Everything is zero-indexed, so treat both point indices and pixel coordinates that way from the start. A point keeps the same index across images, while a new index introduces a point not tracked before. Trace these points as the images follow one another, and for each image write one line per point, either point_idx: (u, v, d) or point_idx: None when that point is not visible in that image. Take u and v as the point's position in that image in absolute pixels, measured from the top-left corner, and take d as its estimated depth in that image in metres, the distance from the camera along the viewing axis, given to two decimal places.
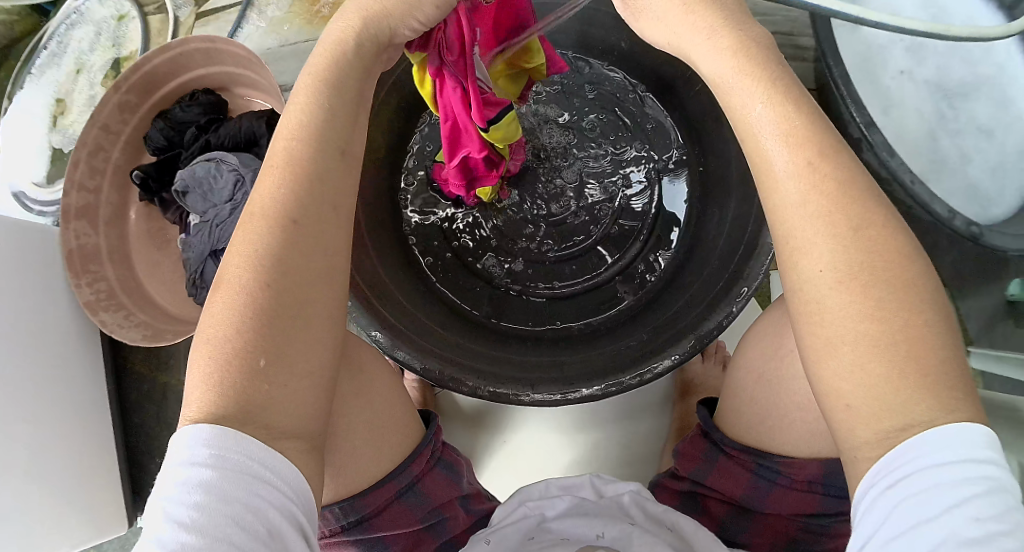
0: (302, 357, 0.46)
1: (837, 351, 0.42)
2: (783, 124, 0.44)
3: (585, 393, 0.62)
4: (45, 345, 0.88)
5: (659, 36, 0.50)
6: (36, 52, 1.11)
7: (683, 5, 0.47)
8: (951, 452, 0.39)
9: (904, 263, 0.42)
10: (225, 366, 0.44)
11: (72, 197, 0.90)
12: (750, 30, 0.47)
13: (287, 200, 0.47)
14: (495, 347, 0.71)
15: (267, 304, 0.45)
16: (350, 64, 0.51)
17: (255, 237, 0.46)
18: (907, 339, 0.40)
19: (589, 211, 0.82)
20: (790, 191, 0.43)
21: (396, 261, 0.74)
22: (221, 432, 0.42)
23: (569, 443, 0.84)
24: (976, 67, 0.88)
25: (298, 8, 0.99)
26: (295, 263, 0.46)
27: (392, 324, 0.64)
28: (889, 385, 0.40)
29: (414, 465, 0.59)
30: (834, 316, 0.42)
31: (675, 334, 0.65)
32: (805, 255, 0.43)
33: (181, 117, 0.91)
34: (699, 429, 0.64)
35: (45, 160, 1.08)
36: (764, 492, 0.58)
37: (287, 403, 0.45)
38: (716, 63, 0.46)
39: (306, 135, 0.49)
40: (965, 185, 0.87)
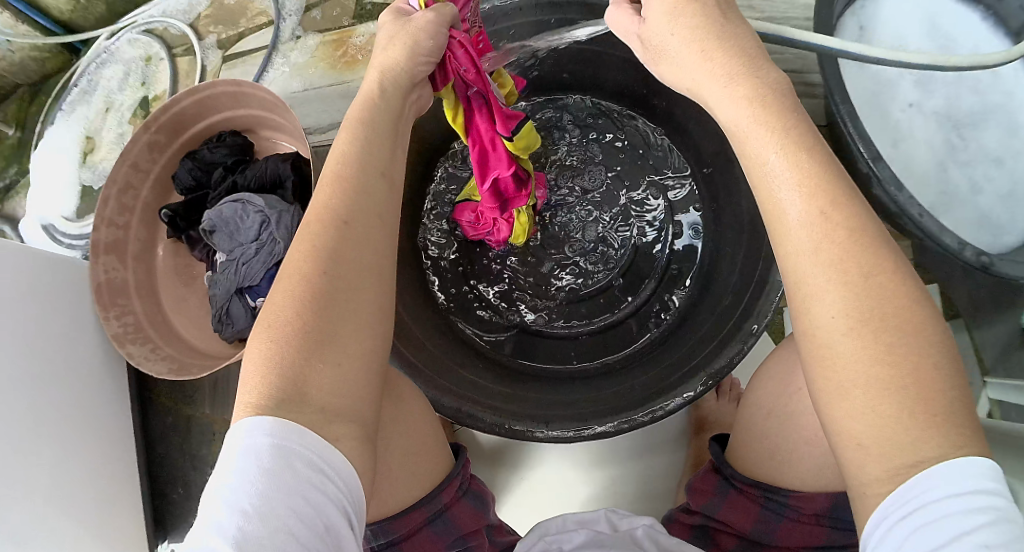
0: (352, 340, 0.48)
1: (849, 394, 0.42)
2: (797, 172, 0.44)
3: (597, 431, 0.63)
4: (73, 375, 0.91)
5: (679, 78, 0.51)
6: (68, 90, 1.16)
7: (701, 54, 0.49)
8: (952, 484, 0.39)
9: (914, 308, 0.42)
10: (287, 357, 0.46)
11: (101, 232, 0.93)
12: (768, 76, 0.48)
13: (338, 207, 0.50)
14: (512, 386, 0.72)
15: (322, 294, 0.47)
16: (386, 99, 0.57)
17: (311, 237, 0.49)
18: (917, 383, 0.41)
19: (605, 251, 0.84)
20: (801, 239, 0.44)
21: (413, 297, 0.76)
22: (282, 424, 0.44)
23: (585, 479, 0.86)
24: (984, 95, 0.90)
25: (321, 53, 1.04)
26: (353, 262, 0.49)
27: (413, 363, 0.66)
28: (900, 425, 0.40)
29: (443, 494, 0.60)
30: (846, 360, 0.42)
31: (687, 371, 0.66)
32: (817, 301, 0.43)
33: (209, 158, 0.95)
34: (711, 465, 0.65)
35: (75, 195, 1.12)
36: (774, 526, 0.57)
37: (339, 386, 0.46)
38: (734, 113, 0.47)
39: (352, 155, 0.52)
40: (977, 215, 0.89)
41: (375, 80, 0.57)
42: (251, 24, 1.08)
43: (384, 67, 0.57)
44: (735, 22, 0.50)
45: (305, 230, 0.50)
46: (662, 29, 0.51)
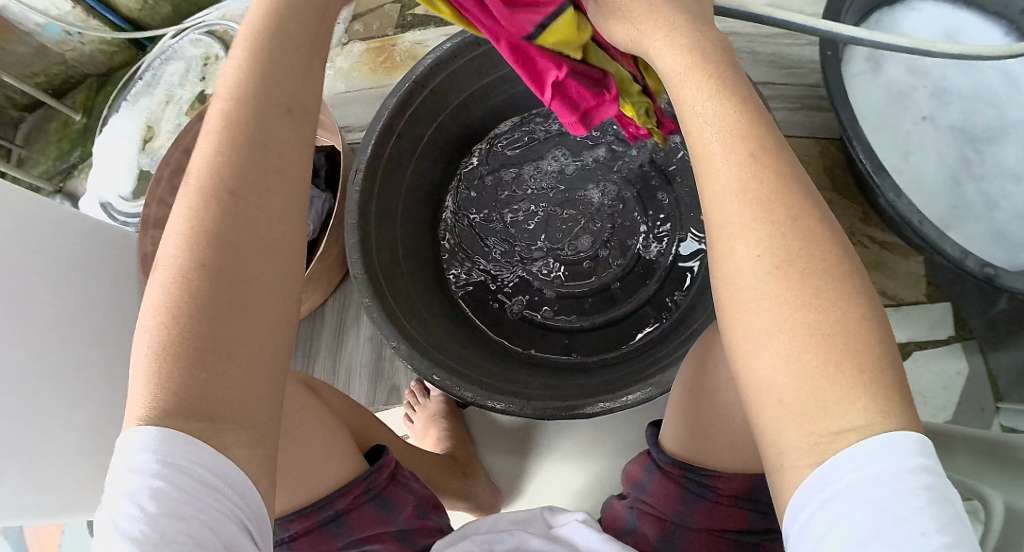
0: (251, 331, 0.44)
1: (772, 340, 0.39)
2: (726, 118, 0.42)
3: (576, 412, 0.68)
4: (114, 336, 1.00)
5: (624, 34, 0.49)
6: (133, 82, 1.27)
7: (647, 2, 0.46)
8: (886, 463, 0.36)
9: (841, 256, 0.39)
10: (171, 343, 0.42)
11: (152, 209, 1.03)
12: (710, 32, 0.45)
13: (228, 173, 0.45)
14: (506, 370, 0.78)
15: (209, 270, 0.43)
16: (289, 29, 0.49)
17: (195, 213, 0.44)
18: (845, 331, 0.37)
19: (610, 254, 0.88)
20: (728, 180, 0.41)
21: (427, 284, 0.84)
22: (166, 436, 0.42)
23: (579, 470, 0.91)
24: (1002, 110, 0.94)
25: (364, 59, 1.13)
26: (239, 233, 0.44)
27: (413, 337, 0.72)
28: (825, 378, 0.37)
29: (340, 499, 0.61)
30: (765, 309, 0.39)
31: (667, 363, 0.71)
32: (741, 240, 0.40)
33: None
34: (645, 449, 0.66)
35: (132, 177, 1.22)
36: (694, 508, 0.59)
37: (236, 386, 0.43)
38: (668, 57, 0.45)
39: (246, 99, 0.46)
40: (991, 231, 0.89)
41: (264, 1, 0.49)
42: None
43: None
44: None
45: (189, 203, 0.45)
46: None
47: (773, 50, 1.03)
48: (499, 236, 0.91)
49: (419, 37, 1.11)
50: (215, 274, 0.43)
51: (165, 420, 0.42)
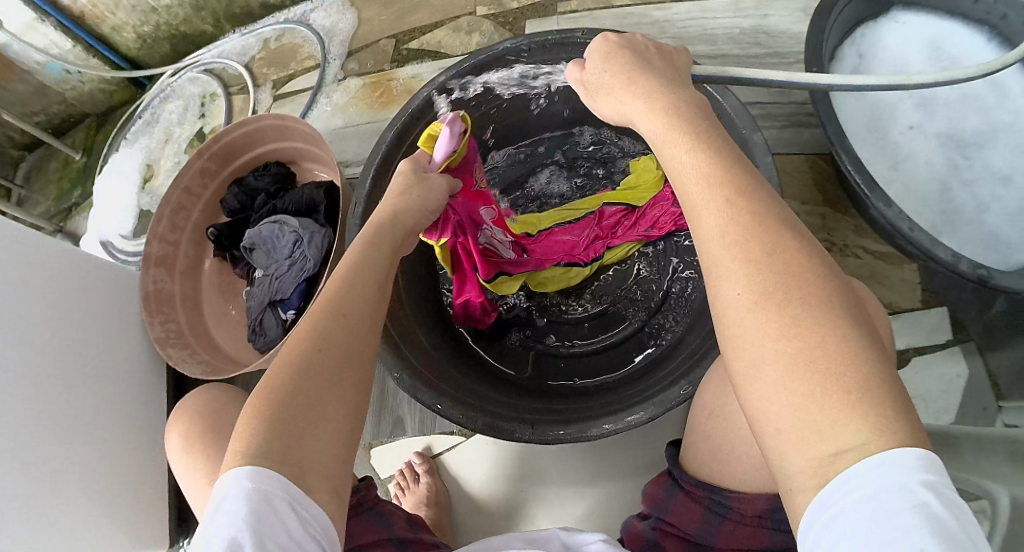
0: (332, 404, 0.49)
1: (760, 372, 0.40)
2: (701, 170, 0.46)
3: (579, 435, 0.68)
4: (116, 373, 1.01)
5: (610, 109, 0.56)
6: (134, 120, 1.29)
7: (626, 81, 0.54)
8: (882, 480, 0.36)
9: (818, 279, 0.41)
10: (268, 412, 0.48)
11: (154, 246, 1.04)
12: (684, 92, 0.52)
13: (338, 297, 0.55)
14: (507, 397, 0.78)
15: (315, 362, 0.50)
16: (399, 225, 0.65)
17: (312, 319, 0.53)
18: (826, 356, 0.39)
19: (608, 283, 0.92)
20: (710, 225, 0.44)
21: (427, 315, 0.85)
22: (259, 477, 0.45)
23: (581, 496, 0.88)
24: (989, 115, 0.96)
25: (361, 94, 1.15)
26: (341, 339, 0.52)
27: (415, 368, 0.73)
28: (814, 403, 0.38)
29: None
30: (752, 341, 0.41)
31: (666, 384, 0.71)
32: (724, 281, 0.43)
33: (254, 184, 1.05)
34: (667, 470, 0.67)
35: (132, 216, 1.24)
36: (716, 528, 0.58)
37: (314, 446, 0.48)
38: (650, 126, 0.51)
39: (357, 262, 0.59)
40: (984, 233, 0.92)
41: (388, 209, 0.66)
42: (301, 66, 1.21)
43: (396, 205, 0.66)
44: (659, 59, 0.57)
45: (308, 315, 0.54)
46: (598, 71, 0.57)
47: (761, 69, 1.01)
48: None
49: (416, 71, 1.13)
50: (309, 354, 0.51)
51: (254, 458, 0.46)
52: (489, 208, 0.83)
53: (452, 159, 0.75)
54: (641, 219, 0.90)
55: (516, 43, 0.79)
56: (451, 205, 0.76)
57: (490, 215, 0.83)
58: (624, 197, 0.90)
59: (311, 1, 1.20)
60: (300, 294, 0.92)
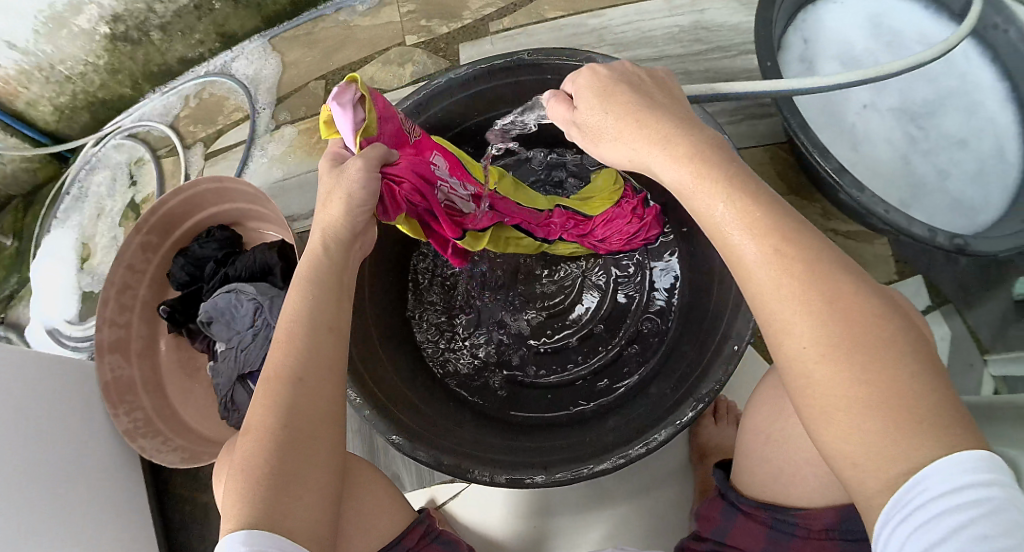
0: (311, 470, 0.53)
1: (833, 415, 0.46)
2: (744, 218, 0.50)
3: (594, 470, 0.66)
4: (88, 474, 0.94)
5: (618, 155, 0.58)
6: (61, 197, 1.21)
7: (637, 125, 0.56)
8: (948, 480, 0.42)
9: (883, 322, 0.46)
10: (252, 487, 0.51)
11: (104, 332, 0.98)
12: (701, 134, 0.55)
13: (290, 362, 0.55)
14: (505, 438, 0.75)
15: (282, 437, 0.53)
16: (331, 255, 0.60)
17: (270, 392, 0.54)
18: (892, 394, 0.44)
19: (587, 300, 0.89)
20: (761, 278, 0.49)
21: (409, 363, 0.81)
22: (252, 539, 0.49)
23: (598, 520, 0.87)
24: (936, 84, 0.99)
25: (299, 142, 1.11)
26: (304, 407, 0.54)
27: (408, 428, 0.69)
28: (888, 437, 0.44)
29: (406, 539, 0.64)
30: (827, 385, 0.46)
31: (679, 401, 0.69)
32: (787, 334, 0.48)
33: (199, 253, 1.00)
34: (716, 492, 0.68)
35: (76, 301, 1.17)
36: (784, 546, 0.60)
37: (300, 513, 0.52)
38: (676, 174, 0.54)
39: (301, 312, 0.57)
40: (946, 199, 0.95)
41: (318, 235, 0.60)
42: (229, 120, 1.15)
43: (325, 226, 0.60)
44: (662, 95, 0.59)
45: (263, 385, 0.55)
46: (595, 112, 0.59)
47: (706, 66, 1.03)
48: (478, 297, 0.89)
49: None
50: (283, 430, 0.53)
51: (245, 532, 0.50)
52: (436, 155, 0.71)
53: (366, 128, 0.63)
54: (592, 236, 0.85)
55: (460, 72, 0.76)
56: (390, 174, 0.64)
57: (442, 160, 0.71)
58: (577, 206, 0.84)
59: (230, 50, 1.14)
60: None
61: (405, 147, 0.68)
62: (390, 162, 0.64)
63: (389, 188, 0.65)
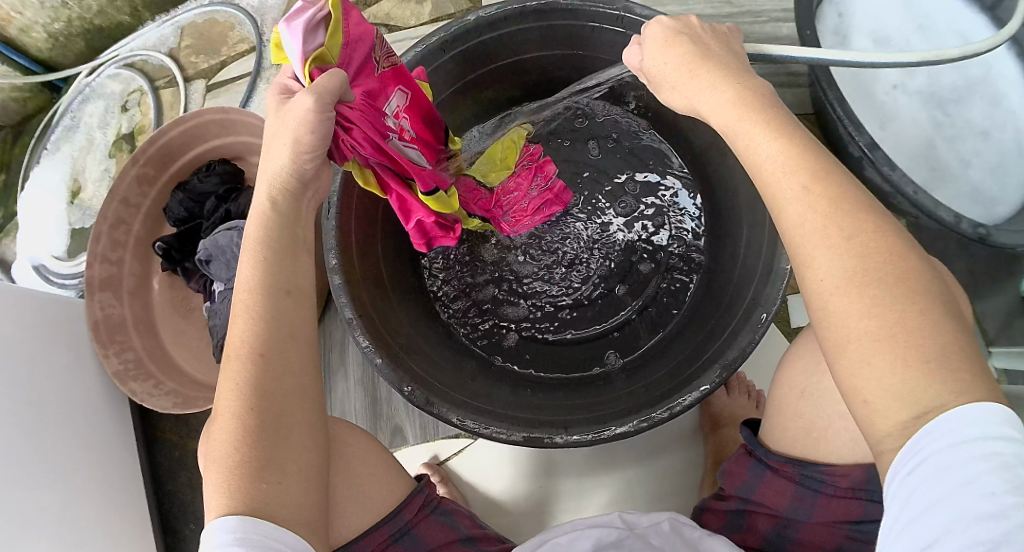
0: (290, 456, 0.49)
1: (845, 350, 0.42)
2: (784, 156, 0.45)
3: (616, 432, 0.62)
4: (74, 414, 0.90)
5: (674, 98, 0.53)
6: (52, 127, 1.14)
7: (688, 68, 0.51)
8: (961, 435, 0.38)
9: (895, 255, 0.42)
10: (233, 474, 0.48)
11: (95, 269, 0.93)
12: (749, 79, 0.49)
13: (252, 340, 0.50)
14: (513, 395, 0.71)
15: (254, 423, 0.49)
16: (280, 211, 0.54)
17: (233, 374, 0.50)
18: (905, 330, 0.40)
19: (606, 255, 0.85)
20: (794, 216, 0.44)
21: (419, 313, 0.76)
22: (239, 519, 0.46)
23: (602, 482, 0.83)
24: (965, 71, 0.93)
25: None
26: (273, 387, 0.50)
27: (420, 377, 0.65)
28: (898, 374, 0.40)
29: (404, 512, 0.60)
30: (841, 317, 0.42)
31: (700, 367, 0.65)
32: (810, 267, 0.43)
33: (200, 188, 0.94)
34: (744, 447, 0.64)
35: (65, 236, 1.11)
36: (811, 503, 0.58)
37: (286, 497, 0.48)
38: (722, 116, 0.49)
39: (256, 282, 0.52)
40: (968, 188, 0.91)
41: (265, 193, 0.55)
42: (233, 51, 1.09)
43: (272, 178, 0.55)
44: (719, 45, 0.52)
45: (227, 369, 0.51)
46: (657, 60, 0.53)
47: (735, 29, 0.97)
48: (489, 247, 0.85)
49: None
50: (258, 413, 0.49)
51: (227, 518, 0.47)
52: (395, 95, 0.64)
53: (320, 56, 0.56)
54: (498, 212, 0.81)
55: (489, 10, 0.69)
56: (343, 116, 0.56)
57: (398, 101, 0.64)
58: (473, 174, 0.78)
59: None
60: None
61: (368, 79, 0.61)
62: (343, 99, 0.56)
63: (337, 132, 0.57)
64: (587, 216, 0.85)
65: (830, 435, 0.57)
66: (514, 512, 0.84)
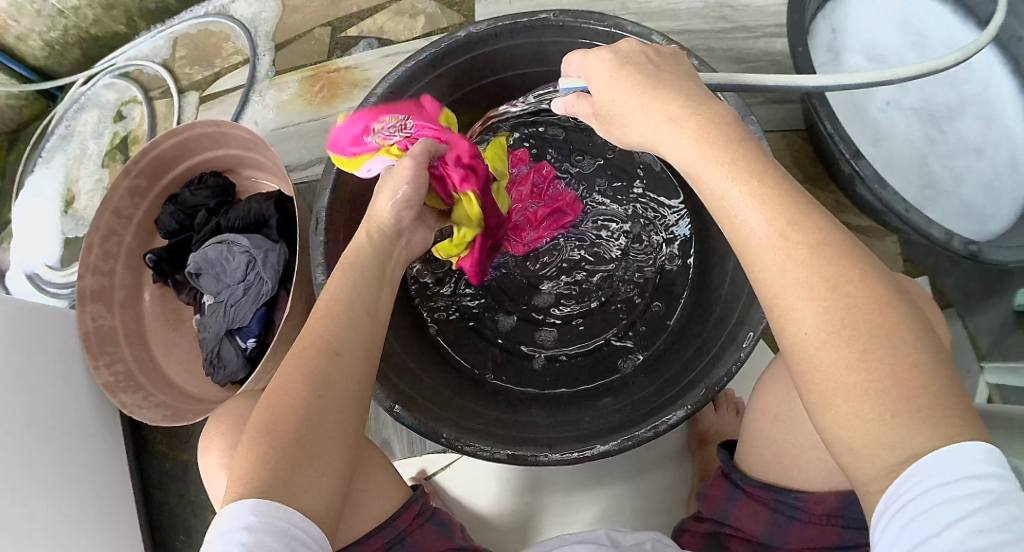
0: (330, 455, 0.47)
1: (832, 403, 0.41)
2: (754, 199, 0.44)
3: (600, 450, 0.63)
4: (65, 428, 0.89)
5: (628, 133, 0.54)
6: (47, 136, 1.14)
7: (643, 98, 0.51)
8: (949, 471, 0.38)
9: (885, 306, 0.41)
10: (274, 456, 0.45)
11: (87, 280, 0.92)
12: (712, 110, 0.49)
13: (334, 330, 0.50)
14: (504, 412, 0.72)
15: (305, 410, 0.47)
16: (374, 244, 0.57)
17: (306, 357, 0.49)
18: (897, 384, 0.40)
19: (599, 266, 0.83)
20: (768, 262, 0.44)
21: (409, 332, 0.76)
22: (266, 505, 0.44)
23: (591, 498, 0.83)
24: (960, 88, 0.93)
25: (300, 89, 1.04)
26: (339, 381, 0.49)
27: (407, 394, 0.66)
28: (886, 427, 0.40)
29: (400, 519, 0.60)
30: (828, 369, 0.41)
31: (686, 386, 0.67)
32: (791, 319, 0.43)
33: (190, 200, 0.94)
34: (720, 470, 0.65)
35: (58, 245, 1.11)
36: (785, 528, 0.58)
37: (315, 492, 0.46)
38: (683, 150, 0.48)
39: (344, 286, 0.53)
40: (960, 205, 0.91)
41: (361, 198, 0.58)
42: (227, 62, 1.09)
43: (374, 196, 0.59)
44: (667, 69, 0.54)
45: (298, 353, 0.49)
46: (608, 91, 0.54)
47: (729, 45, 0.97)
48: None
49: (359, 57, 1.03)
50: (315, 400, 0.47)
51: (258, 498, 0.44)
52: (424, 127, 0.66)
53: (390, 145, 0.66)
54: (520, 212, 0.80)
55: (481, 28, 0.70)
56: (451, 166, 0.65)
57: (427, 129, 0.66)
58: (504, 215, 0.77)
59: None
60: (260, 320, 0.84)
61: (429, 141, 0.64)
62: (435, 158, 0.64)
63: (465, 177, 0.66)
64: (578, 231, 0.83)
65: (804, 462, 0.57)
66: (499, 527, 0.84)
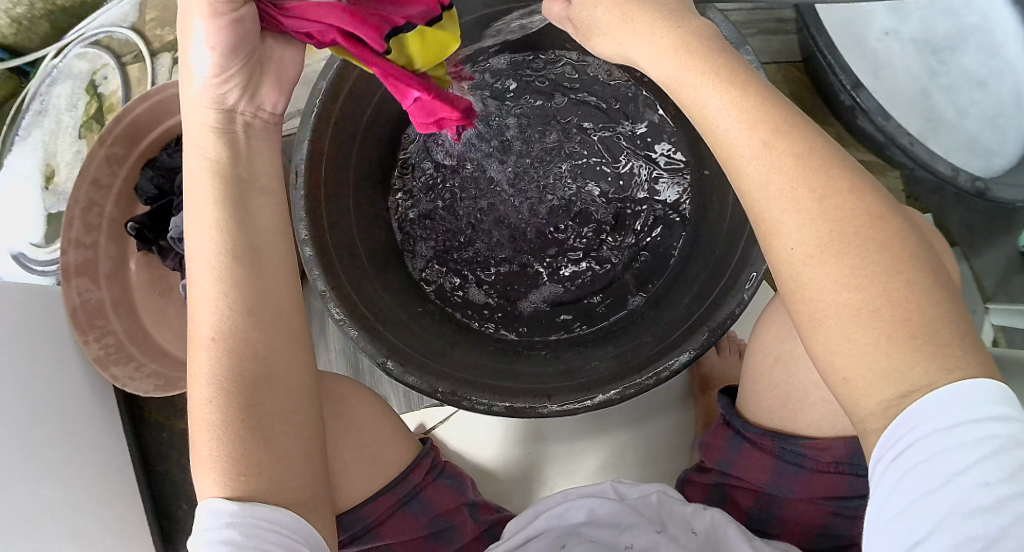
0: (287, 438, 0.47)
1: (823, 324, 0.39)
2: (736, 109, 0.42)
3: (601, 399, 0.61)
4: (62, 403, 0.88)
5: (610, 51, 0.50)
6: (22, 112, 1.10)
7: (621, 12, 0.48)
8: (947, 415, 0.36)
9: (874, 219, 0.39)
10: (230, 451, 0.46)
11: (70, 254, 0.90)
12: (690, 25, 0.46)
13: (248, 302, 0.48)
14: (500, 364, 0.69)
15: (238, 403, 0.46)
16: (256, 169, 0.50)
17: (229, 346, 0.47)
18: (889, 302, 0.37)
19: (590, 209, 0.80)
20: (754, 175, 0.41)
21: (400, 285, 0.74)
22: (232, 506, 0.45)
23: (594, 449, 0.82)
24: (960, 17, 0.88)
25: None
26: (273, 364, 0.48)
27: (397, 349, 0.64)
28: (880, 353, 0.37)
29: (412, 474, 0.60)
30: (816, 289, 0.39)
31: (687, 328, 0.65)
32: (778, 235, 0.40)
33: (167, 162, 0.91)
34: (722, 418, 0.63)
35: (41, 221, 1.08)
36: (792, 477, 0.56)
37: (285, 476, 0.47)
38: (662, 64, 0.46)
39: (230, 243, 0.48)
40: (964, 139, 0.88)
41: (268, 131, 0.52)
42: None
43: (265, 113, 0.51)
44: None
45: (246, 324, 0.47)
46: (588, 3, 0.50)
47: None
48: (464, 200, 0.79)
49: None
50: (251, 391, 0.47)
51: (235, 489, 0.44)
52: None
53: None
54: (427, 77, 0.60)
55: None
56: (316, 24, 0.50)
57: None
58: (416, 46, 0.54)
59: None
60: None
61: None
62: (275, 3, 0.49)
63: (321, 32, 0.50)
64: (569, 173, 0.80)
65: (809, 399, 0.55)
66: (504, 478, 0.83)
